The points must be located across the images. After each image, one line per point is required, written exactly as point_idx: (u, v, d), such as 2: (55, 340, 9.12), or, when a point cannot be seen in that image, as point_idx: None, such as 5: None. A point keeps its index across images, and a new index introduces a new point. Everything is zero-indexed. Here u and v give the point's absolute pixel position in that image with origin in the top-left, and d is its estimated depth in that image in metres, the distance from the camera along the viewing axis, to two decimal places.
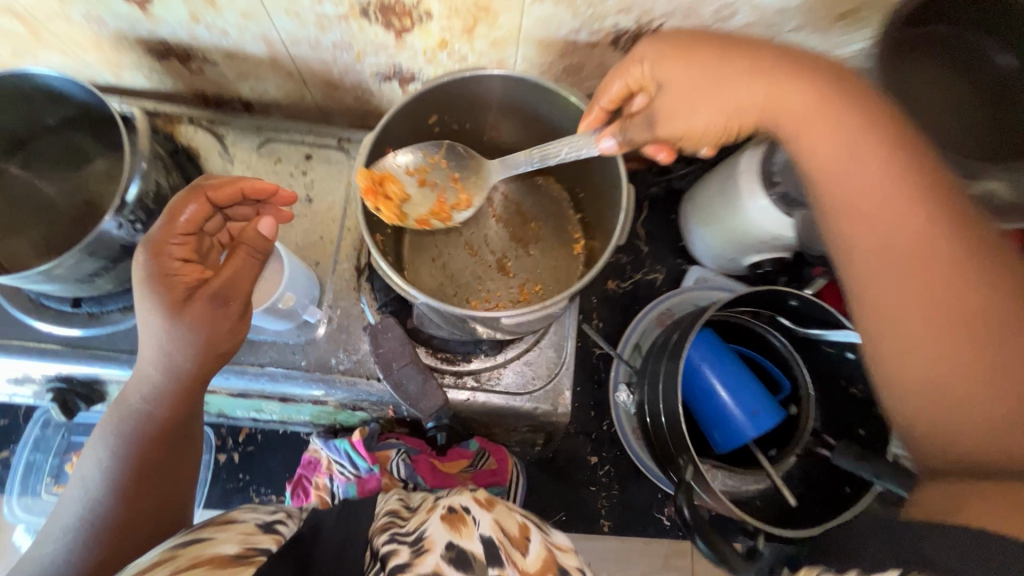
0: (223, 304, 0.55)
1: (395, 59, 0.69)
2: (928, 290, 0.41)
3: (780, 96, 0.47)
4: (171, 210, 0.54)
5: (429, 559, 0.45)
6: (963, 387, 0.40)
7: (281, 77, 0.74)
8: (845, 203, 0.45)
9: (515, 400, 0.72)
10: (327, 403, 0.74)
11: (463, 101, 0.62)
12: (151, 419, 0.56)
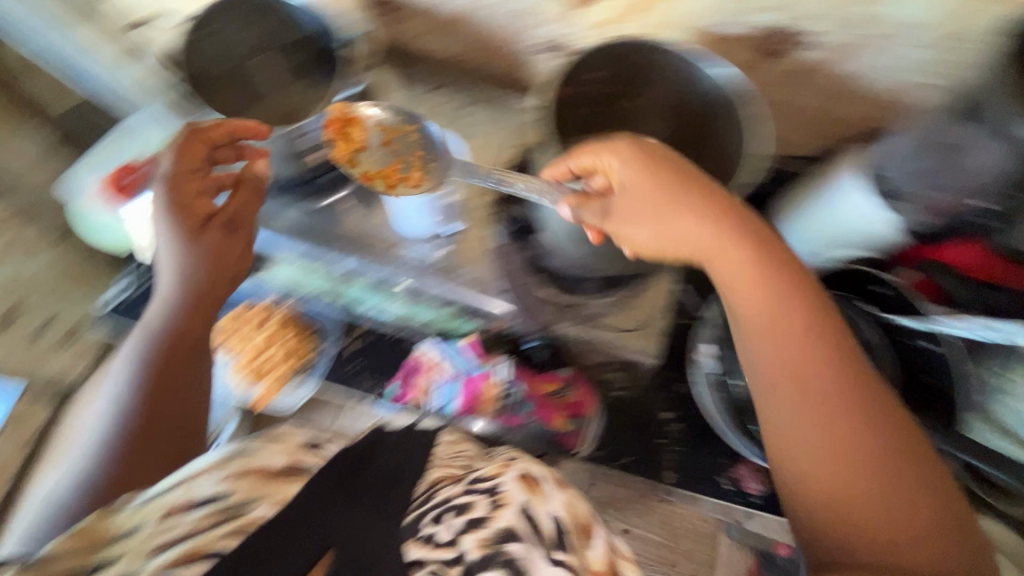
0: (233, 231, 0.72)
1: (563, 30, 0.82)
2: (833, 424, 0.49)
3: (713, 232, 0.56)
4: (178, 147, 0.65)
5: (506, 515, 0.51)
6: (864, 510, 0.47)
7: (459, 37, 0.88)
8: (768, 343, 0.53)
9: (610, 333, 0.82)
10: (450, 307, 0.84)
11: (632, 65, 0.75)
12: (170, 334, 0.66)
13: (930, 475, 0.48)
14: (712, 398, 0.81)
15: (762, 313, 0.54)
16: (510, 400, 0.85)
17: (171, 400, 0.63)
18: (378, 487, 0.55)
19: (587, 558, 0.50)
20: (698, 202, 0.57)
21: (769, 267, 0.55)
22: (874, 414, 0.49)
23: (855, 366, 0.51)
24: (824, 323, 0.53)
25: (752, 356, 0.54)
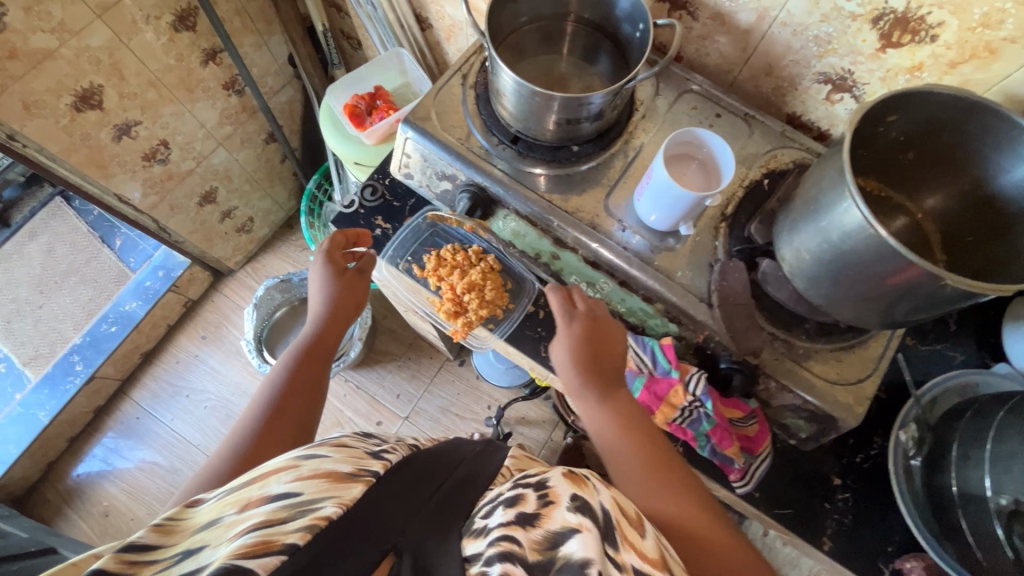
0: (359, 276, 0.93)
1: (852, 67, 0.80)
2: (688, 521, 0.64)
3: (610, 392, 0.78)
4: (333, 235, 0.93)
5: (555, 512, 0.53)
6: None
7: (734, 49, 0.88)
8: (636, 472, 0.69)
9: (817, 382, 0.77)
10: (654, 305, 0.84)
11: (941, 116, 0.68)
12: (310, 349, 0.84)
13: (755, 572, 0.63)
14: (901, 479, 0.79)
15: (623, 451, 0.72)
16: (692, 412, 0.82)
17: (303, 380, 0.80)
18: (421, 484, 0.57)
19: (642, 552, 0.54)
20: (609, 358, 0.81)
21: (618, 396, 0.78)
22: (710, 519, 0.65)
23: (690, 490, 0.68)
24: (665, 457, 0.72)
25: (620, 482, 0.70)
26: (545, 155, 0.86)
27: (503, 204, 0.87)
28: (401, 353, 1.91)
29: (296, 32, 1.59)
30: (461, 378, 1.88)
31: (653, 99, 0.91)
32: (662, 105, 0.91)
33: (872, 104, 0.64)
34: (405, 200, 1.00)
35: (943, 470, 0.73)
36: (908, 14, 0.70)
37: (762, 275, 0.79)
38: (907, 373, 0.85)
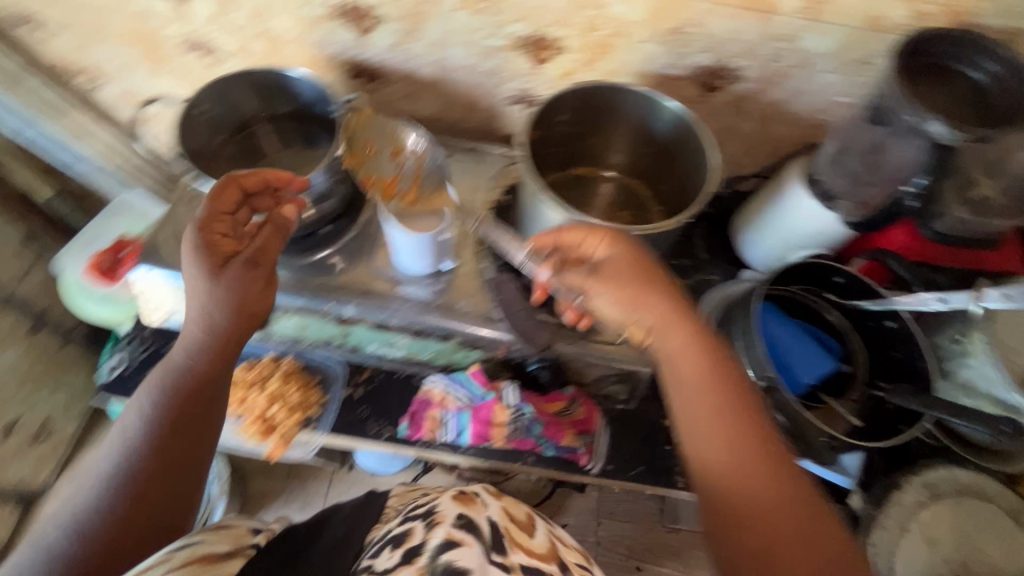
0: (251, 266, 0.71)
1: (528, 84, 0.93)
2: (749, 470, 0.61)
3: (672, 331, 0.68)
4: (217, 190, 0.71)
5: (443, 530, 0.68)
6: (763, 544, 0.59)
7: (436, 97, 0.99)
8: (690, 407, 0.66)
9: (608, 349, 0.86)
10: (452, 340, 0.87)
11: (593, 103, 0.81)
12: (187, 370, 0.70)
13: (822, 526, 0.59)
14: None
15: (677, 385, 0.67)
16: (521, 422, 0.85)
17: (175, 441, 0.69)
18: (302, 539, 0.70)
19: (530, 547, 0.72)
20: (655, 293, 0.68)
21: (681, 338, 0.67)
22: (774, 468, 0.61)
23: (760, 435, 0.63)
24: (726, 389, 0.65)
25: (687, 432, 0.66)
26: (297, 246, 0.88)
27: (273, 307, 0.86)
28: (283, 487, 1.74)
29: (23, 208, 1.44)
30: (357, 482, 1.76)
31: (386, 162, 0.98)
32: None
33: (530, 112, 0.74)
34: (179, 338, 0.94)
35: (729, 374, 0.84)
36: (538, 35, 0.84)
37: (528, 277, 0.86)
38: None
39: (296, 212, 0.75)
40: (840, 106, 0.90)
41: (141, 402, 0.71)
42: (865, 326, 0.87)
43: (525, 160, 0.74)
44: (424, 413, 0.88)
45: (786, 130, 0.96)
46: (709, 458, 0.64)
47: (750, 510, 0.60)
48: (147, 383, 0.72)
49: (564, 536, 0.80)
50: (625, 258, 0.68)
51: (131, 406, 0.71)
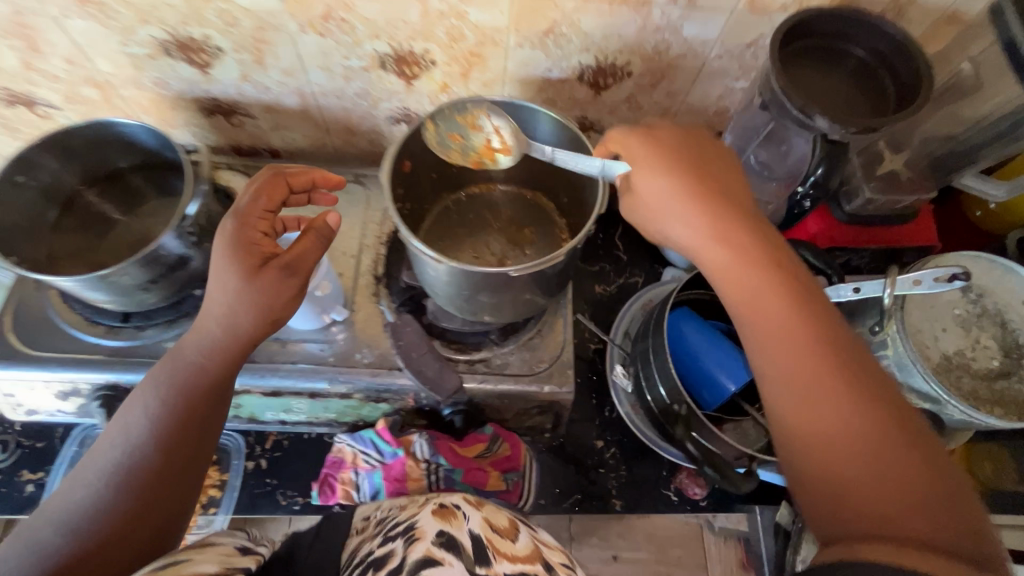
0: (289, 276, 0.61)
1: (405, 103, 0.85)
2: (815, 378, 0.48)
3: (729, 231, 0.55)
4: (259, 189, 0.65)
5: (423, 546, 0.60)
6: (850, 465, 0.45)
7: (308, 126, 0.89)
8: (745, 313, 0.52)
9: (523, 381, 0.82)
10: (355, 397, 0.80)
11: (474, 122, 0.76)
12: (199, 374, 0.62)
13: (924, 450, 0.44)
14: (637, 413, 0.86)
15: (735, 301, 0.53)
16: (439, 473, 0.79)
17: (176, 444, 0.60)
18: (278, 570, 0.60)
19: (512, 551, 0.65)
20: (705, 200, 0.57)
21: (734, 243, 0.54)
22: (861, 377, 0.47)
23: (826, 333, 0.50)
24: (795, 293, 0.51)
25: (752, 350, 0.52)
26: (168, 316, 0.79)
27: None
28: None
29: None
30: None
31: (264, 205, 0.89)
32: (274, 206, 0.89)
33: (397, 144, 0.68)
34: (55, 431, 0.85)
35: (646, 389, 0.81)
36: (399, 51, 0.75)
37: (432, 315, 0.82)
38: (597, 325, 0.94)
39: (329, 223, 0.64)
40: (736, 92, 0.85)
41: (148, 397, 0.61)
42: None
43: (392, 206, 0.65)
44: (336, 476, 0.81)
45: (685, 122, 0.90)
46: (766, 373, 0.50)
47: (825, 434, 0.46)
48: (152, 376, 0.63)
49: (544, 534, 0.71)
50: (660, 164, 0.61)
51: (135, 397, 0.62)
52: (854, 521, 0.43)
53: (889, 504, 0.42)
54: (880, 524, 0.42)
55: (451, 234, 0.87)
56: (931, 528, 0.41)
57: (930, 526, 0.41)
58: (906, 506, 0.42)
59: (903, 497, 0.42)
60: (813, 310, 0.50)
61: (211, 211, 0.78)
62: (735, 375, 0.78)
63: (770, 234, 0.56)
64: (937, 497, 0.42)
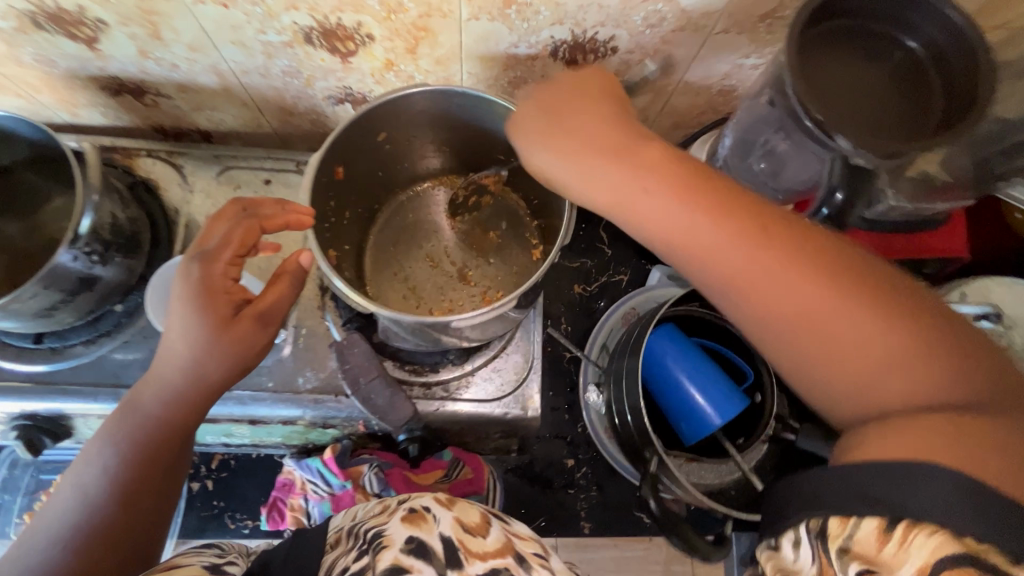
0: (264, 328, 0.53)
1: (344, 82, 0.70)
2: (755, 277, 0.39)
3: (606, 154, 0.46)
4: (229, 233, 0.52)
5: (387, 557, 0.49)
6: (817, 324, 0.38)
7: (236, 106, 0.76)
8: (660, 236, 0.43)
9: (486, 407, 0.75)
10: (300, 423, 0.74)
11: (425, 114, 0.64)
12: (162, 429, 0.49)
13: (891, 299, 0.38)
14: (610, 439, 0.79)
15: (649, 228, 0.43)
16: None
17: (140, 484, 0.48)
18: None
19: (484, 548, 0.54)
20: (575, 132, 0.48)
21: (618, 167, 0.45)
22: (801, 252, 0.39)
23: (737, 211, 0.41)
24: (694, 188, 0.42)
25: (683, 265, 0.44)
26: (85, 335, 0.70)
27: (69, 417, 0.71)
28: None
29: None
30: None
31: (192, 201, 0.78)
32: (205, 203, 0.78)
33: (324, 150, 0.55)
34: None
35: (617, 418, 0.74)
36: (326, 24, 0.60)
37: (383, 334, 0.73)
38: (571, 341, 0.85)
39: (303, 264, 0.54)
40: (745, 69, 0.70)
41: (98, 455, 0.49)
42: None
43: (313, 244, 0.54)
44: (285, 500, 0.76)
45: (681, 102, 0.76)
46: (714, 292, 0.42)
47: (799, 326, 0.39)
48: (101, 431, 0.50)
49: (522, 527, 0.59)
50: (534, 111, 0.52)
51: (84, 453, 0.49)
52: (849, 358, 0.37)
53: (876, 354, 0.37)
54: (889, 401, 0.36)
55: (405, 240, 0.76)
56: (938, 382, 0.35)
57: (931, 379, 0.35)
58: (891, 365, 0.36)
59: (887, 345, 0.36)
60: (720, 197, 0.42)
61: (119, 218, 0.67)
62: (721, 411, 0.70)
63: (662, 147, 0.45)
64: (925, 340, 0.36)
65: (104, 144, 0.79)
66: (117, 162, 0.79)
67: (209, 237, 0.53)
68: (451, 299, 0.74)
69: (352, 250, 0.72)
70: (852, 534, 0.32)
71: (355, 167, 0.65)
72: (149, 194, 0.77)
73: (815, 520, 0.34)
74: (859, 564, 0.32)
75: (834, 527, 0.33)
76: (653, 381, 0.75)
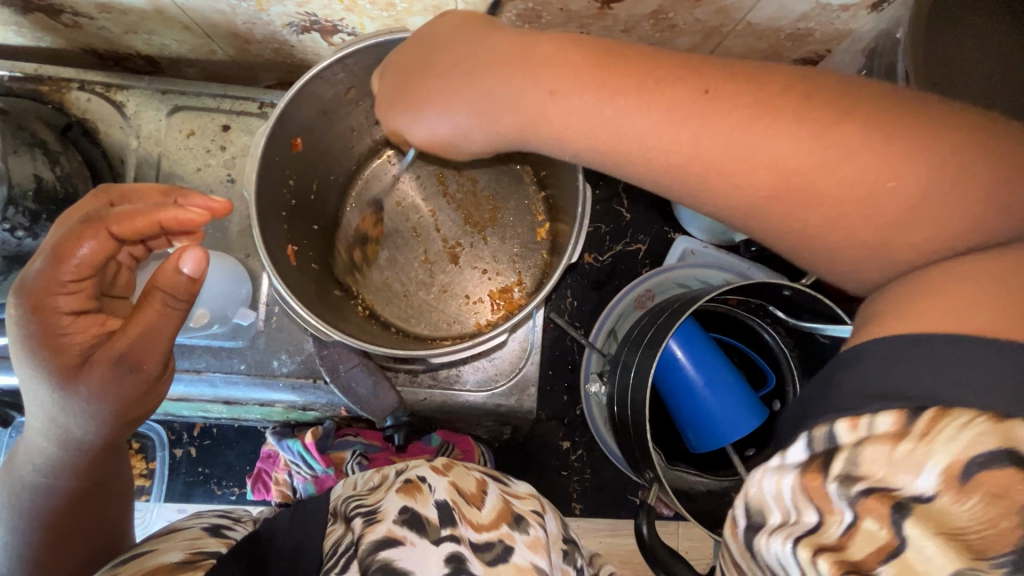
0: (136, 363, 0.40)
1: (306, 8, 0.55)
2: (823, 141, 0.28)
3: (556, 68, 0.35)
4: (55, 249, 0.38)
5: (382, 526, 0.40)
6: (918, 213, 0.27)
7: (177, 31, 0.60)
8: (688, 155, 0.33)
9: (475, 399, 0.69)
10: (277, 406, 0.69)
11: None
12: (58, 484, 0.43)
13: None
14: (609, 432, 0.73)
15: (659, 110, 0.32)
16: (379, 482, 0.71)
17: (50, 537, 0.43)
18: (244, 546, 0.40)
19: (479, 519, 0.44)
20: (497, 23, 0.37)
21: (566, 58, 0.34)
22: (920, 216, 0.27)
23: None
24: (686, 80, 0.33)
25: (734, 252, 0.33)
26: None
27: None
28: None
29: None
30: None
31: (138, 148, 0.66)
32: (153, 152, 0.66)
33: (272, 118, 0.47)
34: None
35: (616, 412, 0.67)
36: None
37: None
38: (573, 324, 0.77)
39: (187, 273, 0.39)
40: (835, 9, 0.52)
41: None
42: (806, 356, 0.65)
43: (256, 228, 0.47)
44: (270, 472, 0.75)
45: (738, 47, 0.59)
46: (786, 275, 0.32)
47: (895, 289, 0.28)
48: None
49: (517, 486, 0.52)
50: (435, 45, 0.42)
51: None
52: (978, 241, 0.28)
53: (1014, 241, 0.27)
54: None
55: (390, 211, 0.66)
56: None
57: None
58: None
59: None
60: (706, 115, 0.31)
61: (45, 179, 0.56)
62: (736, 425, 0.63)
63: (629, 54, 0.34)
64: None
65: (27, 73, 0.65)
66: (45, 96, 0.66)
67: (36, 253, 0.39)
68: (441, 281, 0.65)
69: (326, 219, 0.64)
70: (867, 435, 0.25)
71: (328, 134, 0.58)
72: (88, 139, 0.65)
73: (819, 427, 0.27)
74: (869, 481, 0.26)
75: (842, 434, 0.26)
76: (663, 383, 0.67)
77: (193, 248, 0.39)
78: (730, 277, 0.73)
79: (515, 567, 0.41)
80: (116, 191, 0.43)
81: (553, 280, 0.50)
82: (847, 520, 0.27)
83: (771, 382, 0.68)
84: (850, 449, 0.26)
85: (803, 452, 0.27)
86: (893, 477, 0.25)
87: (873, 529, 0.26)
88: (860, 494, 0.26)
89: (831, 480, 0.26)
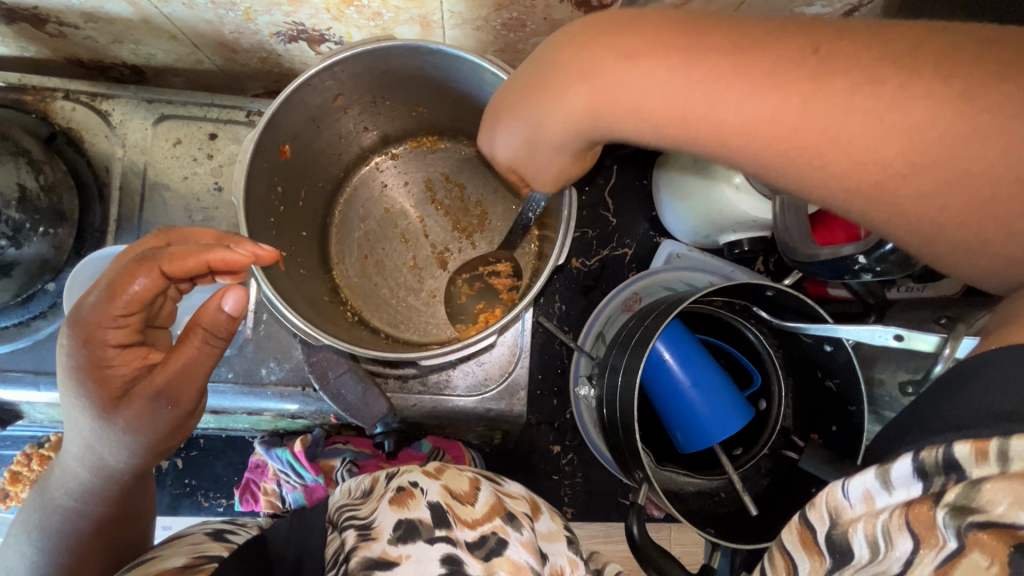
0: (173, 398, 0.40)
1: (293, 17, 0.55)
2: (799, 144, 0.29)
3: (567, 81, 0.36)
4: (111, 282, 0.38)
5: (376, 546, 0.40)
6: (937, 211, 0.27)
7: (164, 40, 0.61)
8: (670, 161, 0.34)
9: (467, 402, 0.69)
10: (265, 414, 0.69)
11: (386, 67, 0.53)
12: (89, 511, 0.42)
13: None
14: (599, 435, 0.74)
15: (660, 101, 0.33)
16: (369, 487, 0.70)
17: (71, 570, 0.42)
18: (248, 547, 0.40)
19: (469, 516, 0.44)
20: None
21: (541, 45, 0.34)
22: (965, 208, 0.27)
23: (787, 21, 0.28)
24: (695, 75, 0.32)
25: None
26: (16, 317, 0.61)
27: (14, 403, 0.65)
28: None
29: None
30: None
31: (124, 158, 0.66)
32: (139, 161, 0.66)
33: (258, 126, 0.47)
34: None
35: (605, 412, 0.67)
36: None
37: None
38: (560, 327, 0.78)
39: (228, 311, 0.40)
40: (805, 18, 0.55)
41: (24, 534, 0.43)
42: (790, 356, 0.67)
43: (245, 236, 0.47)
44: (258, 482, 0.74)
45: None
46: None
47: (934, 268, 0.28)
48: (27, 509, 0.45)
49: (510, 486, 0.52)
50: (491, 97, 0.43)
51: (13, 533, 0.45)
52: (961, 234, 0.28)
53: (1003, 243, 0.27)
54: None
55: (378, 217, 0.66)
56: None
57: None
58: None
59: (1018, 196, 0.26)
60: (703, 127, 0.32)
61: (29, 188, 0.55)
62: (724, 424, 0.63)
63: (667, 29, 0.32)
64: None
65: (11, 82, 0.65)
66: (29, 105, 0.65)
67: (94, 284, 0.39)
68: (430, 286, 0.65)
69: (314, 226, 0.64)
70: (995, 457, 0.24)
71: (314, 142, 0.59)
72: (72, 149, 0.64)
73: (933, 451, 0.26)
74: (989, 517, 0.25)
75: (969, 462, 0.25)
76: (652, 386, 0.68)
77: (236, 287, 0.39)
78: (715, 279, 0.74)
79: (510, 559, 0.41)
80: (176, 232, 0.43)
81: (538, 283, 0.50)
82: (951, 550, 0.26)
83: (756, 382, 0.69)
84: (972, 481, 0.25)
85: (914, 483, 0.27)
86: (1013, 512, 0.24)
87: (982, 565, 0.25)
88: (972, 527, 0.25)
89: (941, 510, 0.26)
